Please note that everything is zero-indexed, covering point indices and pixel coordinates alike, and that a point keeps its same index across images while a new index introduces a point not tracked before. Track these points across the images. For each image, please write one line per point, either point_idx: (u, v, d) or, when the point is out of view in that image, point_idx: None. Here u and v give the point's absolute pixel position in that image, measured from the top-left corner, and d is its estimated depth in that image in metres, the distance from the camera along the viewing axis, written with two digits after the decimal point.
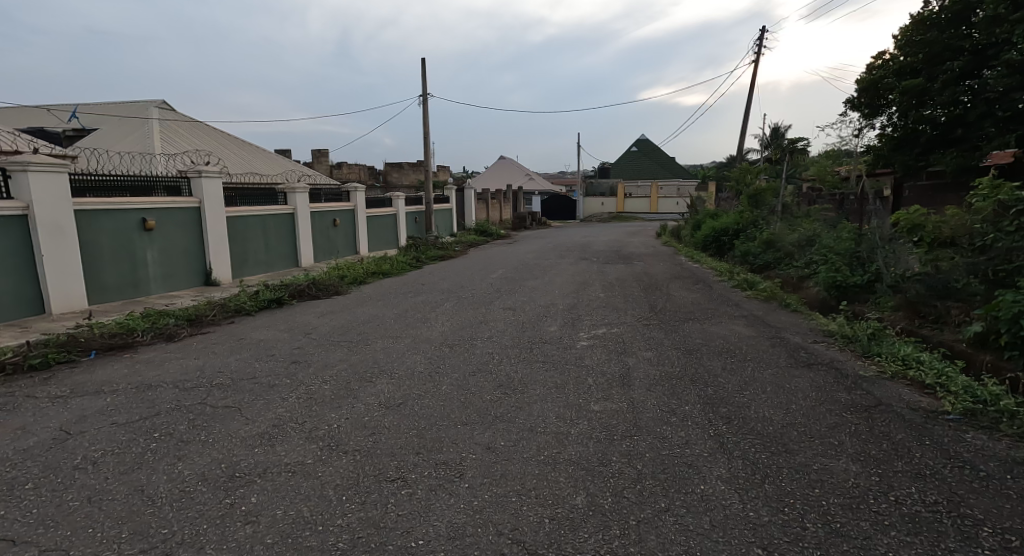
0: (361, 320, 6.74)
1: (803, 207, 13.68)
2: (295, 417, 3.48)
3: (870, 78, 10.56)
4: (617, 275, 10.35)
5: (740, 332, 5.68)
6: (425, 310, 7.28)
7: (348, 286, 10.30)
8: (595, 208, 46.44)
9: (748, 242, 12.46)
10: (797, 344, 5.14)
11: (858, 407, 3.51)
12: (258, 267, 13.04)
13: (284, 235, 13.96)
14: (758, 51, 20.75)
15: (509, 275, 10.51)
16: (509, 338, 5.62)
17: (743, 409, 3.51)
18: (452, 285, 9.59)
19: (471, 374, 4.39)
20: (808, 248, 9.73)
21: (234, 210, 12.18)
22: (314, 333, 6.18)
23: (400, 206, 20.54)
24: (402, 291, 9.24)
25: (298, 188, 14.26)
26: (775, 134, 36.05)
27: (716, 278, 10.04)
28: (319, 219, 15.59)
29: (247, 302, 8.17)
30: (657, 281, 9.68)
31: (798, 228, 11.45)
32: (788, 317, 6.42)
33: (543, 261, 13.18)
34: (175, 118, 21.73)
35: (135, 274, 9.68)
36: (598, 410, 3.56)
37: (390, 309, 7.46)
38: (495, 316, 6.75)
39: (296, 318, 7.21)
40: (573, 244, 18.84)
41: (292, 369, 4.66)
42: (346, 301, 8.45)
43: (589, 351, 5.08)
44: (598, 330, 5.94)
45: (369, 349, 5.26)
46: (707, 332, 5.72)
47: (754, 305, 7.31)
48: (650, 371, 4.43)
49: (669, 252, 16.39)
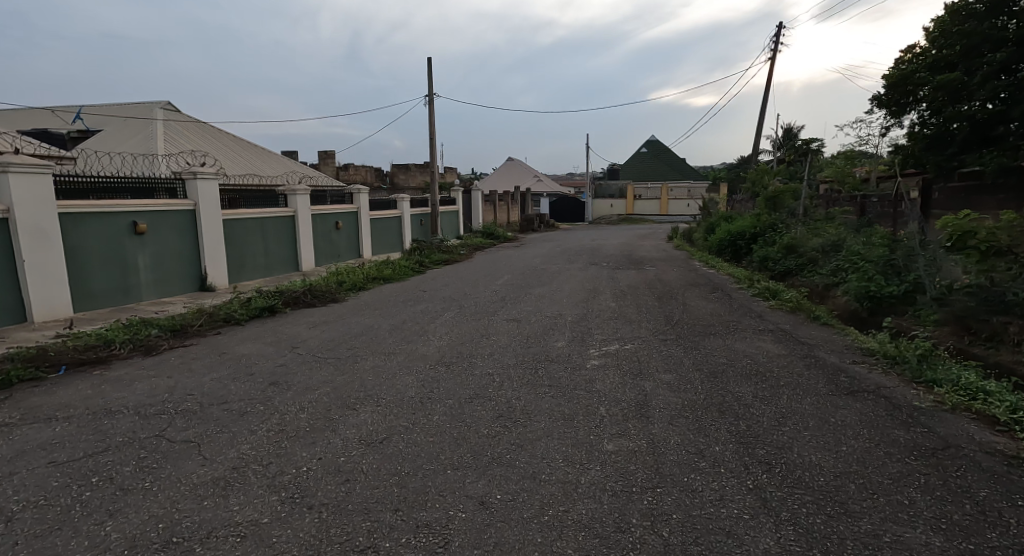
0: (354, 333, 6.26)
1: (823, 210, 13.05)
2: (260, 457, 2.99)
3: (898, 73, 10.04)
4: (629, 282, 9.81)
5: (769, 350, 5.12)
6: (423, 321, 6.79)
7: (346, 292, 9.85)
8: (604, 210, 45.84)
9: (766, 247, 11.85)
10: (835, 366, 4.57)
11: (923, 452, 2.96)
12: (257, 272, 12.63)
13: (284, 238, 13.57)
14: (774, 50, 20.13)
15: (515, 282, 10.01)
16: (512, 355, 5.11)
17: (784, 452, 2.98)
18: (455, 292, 9.10)
19: (467, 401, 3.88)
20: (833, 254, 9.11)
21: (231, 212, 11.78)
22: (302, 347, 5.71)
23: (405, 208, 20.11)
24: (402, 299, 8.77)
25: (299, 189, 13.89)
26: (788, 135, 35.30)
27: (735, 286, 9.46)
28: (321, 222, 15.20)
29: (237, 310, 7.73)
30: (673, 289, 9.10)
31: (821, 232, 10.84)
32: (820, 333, 5.84)
33: (551, 265, 12.67)
34: (180, 119, 21.53)
35: (126, 280, 9.29)
36: (613, 452, 3.04)
37: (387, 320, 6.97)
38: (499, 328, 6.25)
39: (286, 329, 6.75)
40: (582, 248, 18.33)
41: (269, 392, 4.17)
42: (341, 310, 7.98)
43: (600, 372, 4.56)
44: (610, 346, 5.41)
45: (358, 368, 4.78)
46: (732, 349, 5.17)
47: (780, 318, 6.74)
48: (670, 398, 3.90)
49: (682, 256, 15.81)
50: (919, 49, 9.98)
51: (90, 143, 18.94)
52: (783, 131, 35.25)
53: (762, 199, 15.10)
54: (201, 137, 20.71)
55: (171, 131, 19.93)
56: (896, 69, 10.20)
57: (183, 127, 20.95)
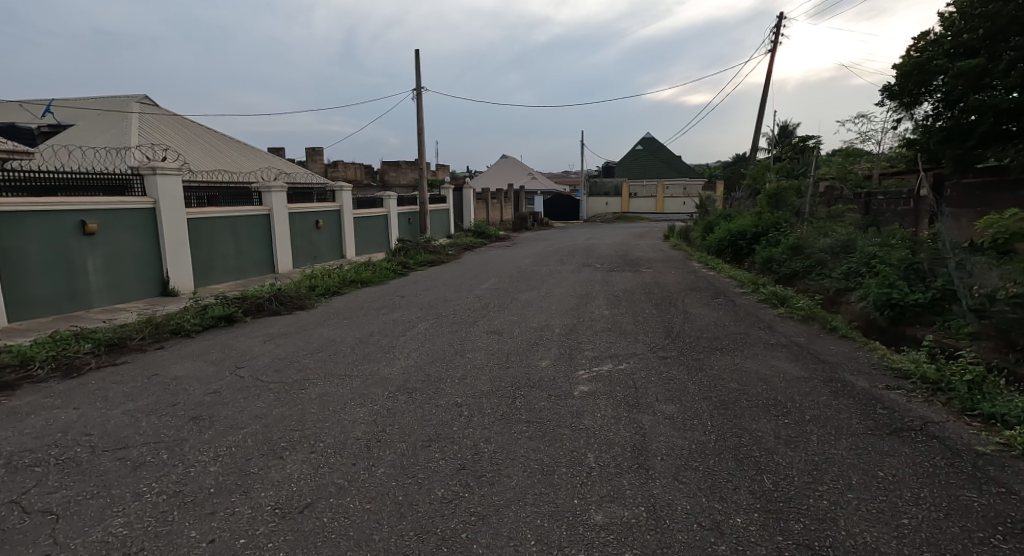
0: (314, 348, 5.52)
1: (828, 208, 12.38)
2: (130, 541, 2.23)
3: (913, 61, 9.34)
4: (624, 286, 9.09)
5: (788, 371, 4.40)
6: (394, 334, 6.04)
7: (318, 297, 9.09)
8: (599, 208, 45.12)
9: (770, 248, 11.17)
10: (868, 394, 3.86)
11: (1012, 527, 2.23)
12: (227, 275, 11.83)
13: (258, 238, 12.78)
14: (775, 40, 19.41)
15: (501, 286, 9.28)
16: (488, 379, 4.37)
17: (828, 529, 2.26)
18: (435, 298, 8.35)
19: (425, 445, 3.14)
20: (845, 257, 8.40)
21: (198, 211, 10.97)
22: (248, 365, 4.95)
23: (392, 206, 19.35)
24: (377, 306, 8.02)
25: (274, 186, 13.08)
26: (785, 132, 34.62)
27: (739, 290, 8.75)
28: (300, 221, 14.41)
29: (189, 320, 6.96)
30: (673, 295, 8.36)
31: (828, 232, 10.17)
32: (841, 348, 5.12)
33: (542, 267, 11.95)
34: (157, 113, 20.68)
35: (73, 285, 8.52)
36: (603, 527, 2.31)
37: (355, 331, 6.23)
38: (477, 343, 5.51)
39: (239, 343, 5.98)
40: (575, 247, 17.67)
41: (183, 432, 3.40)
42: (307, 320, 7.21)
43: (589, 403, 3.83)
44: (602, 366, 4.68)
45: (303, 396, 4.02)
46: (743, 371, 4.45)
47: (793, 328, 6.01)
48: (673, 440, 3.17)
49: (680, 257, 15.11)
50: (934, 35, 9.30)
51: (60, 137, 18.10)
52: (780, 128, 34.56)
53: (764, 196, 14.42)
54: (179, 132, 19.91)
55: (146, 125, 19.11)
56: (909, 57, 9.51)
57: (161, 121, 20.17)
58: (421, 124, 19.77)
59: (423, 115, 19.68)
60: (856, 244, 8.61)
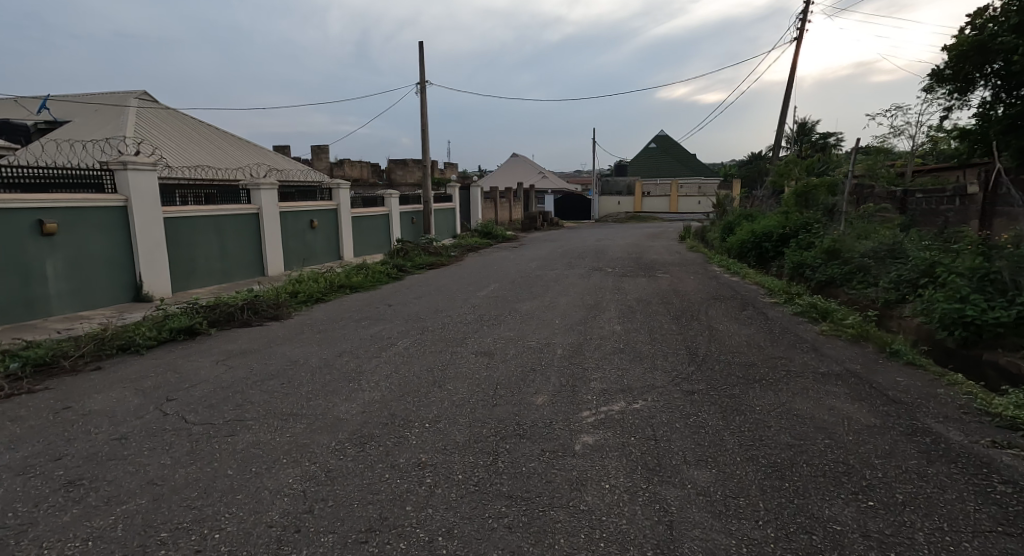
0: (267, 374, 4.60)
1: (861, 207, 11.32)
2: None
3: (971, 39, 8.29)
4: (638, 295, 8.11)
5: (852, 417, 3.42)
6: (365, 354, 5.13)
7: (299, 305, 8.27)
8: (611, 207, 43.90)
9: (801, 251, 10.12)
10: (969, 454, 2.89)
11: None
12: (210, 278, 11.05)
13: (245, 238, 11.95)
14: (800, 29, 18.26)
15: (501, 294, 8.35)
16: (467, 424, 3.42)
17: None
18: (425, 308, 7.43)
19: (364, 542, 2.21)
20: (894, 264, 7.34)
21: (178, 209, 10.18)
22: (179, 397, 4.03)
23: (394, 205, 18.53)
24: (358, 317, 7.13)
25: (263, 183, 12.24)
26: (804, 129, 33.23)
27: (769, 301, 7.71)
28: (292, 220, 13.59)
29: (142, 334, 6.09)
30: (695, 306, 7.33)
31: (868, 235, 9.12)
32: (912, 382, 4.11)
33: (548, 272, 11.01)
34: (155, 109, 20.07)
35: (29, 291, 7.75)
36: None
37: (325, 351, 5.32)
38: (463, 369, 4.58)
39: (187, 364, 5.08)
40: (585, 249, 16.76)
41: (42, 506, 2.48)
42: (276, 334, 6.32)
43: (596, 465, 2.88)
44: (613, 406, 3.73)
45: (227, 448, 3.10)
46: (795, 416, 3.47)
47: (844, 352, 5.00)
48: (713, 538, 2.22)
49: (697, 260, 14.06)
50: (994, 10, 8.25)
51: (55, 133, 17.48)
52: (800, 125, 33.23)
53: (790, 195, 13.31)
54: (177, 127, 19.23)
55: (142, 120, 18.45)
56: (963, 37, 8.48)
57: (158, 117, 19.55)
58: (425, 120, 18.93)
59: (427, 111, 18.83)
60: (906, 250, 7.55)
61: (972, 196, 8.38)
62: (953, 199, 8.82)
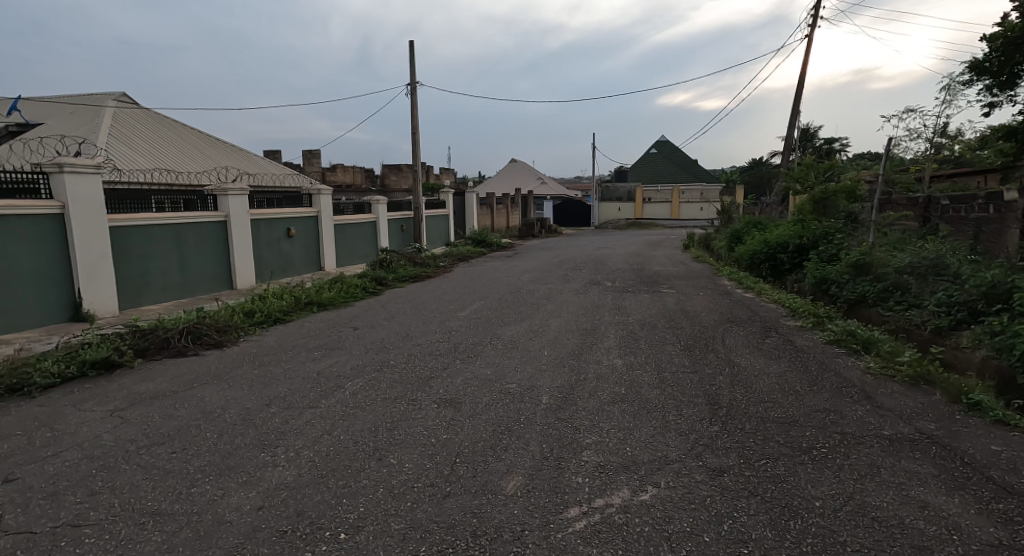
0: (162, 435, 3.50)
1: (885, 215, 10.30)
2: None
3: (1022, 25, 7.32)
4: (642, 317, 7.06)
5: (962, 527, 2.35)
6: (298, 403, 4.04)
7: (252, 327, 7.20)
8: (612, 214, 42.84)
9: (823, 264, 9.08)
10: None
11: None
12: (169, 292, 9.99)
13: (210, 249, 10.89)
14: (810, 27, 17.31)
15: (486, 315, 7.26)
16: (399, 537, 2.34)
17: None
18: (395, 334, 6.35)
19: None
20: (939, 284, 6.32)
21: (129, 217, 9.12)
22: (22, 477, 2.94)
23: (381, 212, 17.50)
24: (314, 345, 6.05)
25: (231, 189, 11.21)
26: (807, 134, 32.27)
27: (794, 326, 6.64)
28: (267, 228, 12.54)
29: (41, 370, 4.99)
30: (709, 332, 6.26)
31: (901, 247, 8.12)
32: (1016, 455, 3.06)
33: (541, 286, 9.96)
34: (134, 110, 19.05)
35: None
36: None
37: (253, 396, 4.23)
38: (418, 429, 3.51)
39: (72, 416, 3.97)
40: (584, 258, 15.67)
41: None
42: (208, 369, 5.24)
43: None
44: (612, 500, 2.66)
45: None
46: (876, 523, 2.40)
47: (907, 404, 3.93)
48: None
49: (704, 272, 13.00)
50: None
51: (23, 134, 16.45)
52: (804, 132, 32.27)
53: (807, 201, 11.99)
54: (157, 129, 18.22)
55: (117, 121, 17.39)
56: (1010, 23, 7.52)
57: (137, 118, 18.54)
58: (415, 123, 17.94)
59: (417, 113, 17.85)
60: (952, 266, 6.52)
61: (1010, 203, 7.39)
62: (988, 207, 7.85)
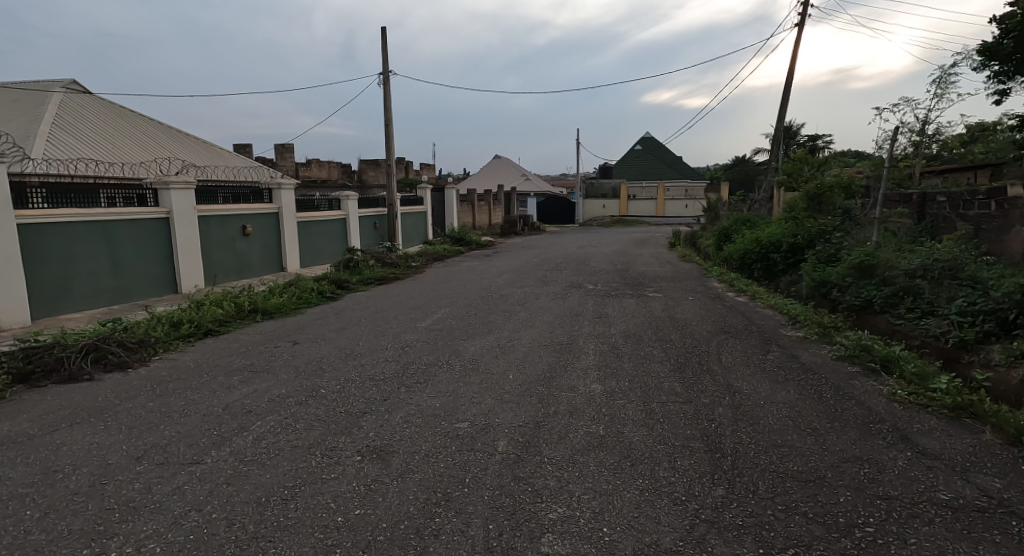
0: None
1: (884, 212, 9.58)
2: None
3: None
4: (626, 327, 6.20)
5: None
6: (175, 456, 3.07)
7: (176, 341, 6.19)
8: (596, 212, 42.08)
9: (822, 265, 8.34)
10: None
11: None
12: (98, 298, 8.91)
13: (149, 248, 9.79)
14: (801, 18, 16.57)
15: (449, 326, 6.34)
16: None
17: None
18: (338, 351, 5.40)
19: None
20: (958, 290, 5.59)
21: (46, 213, 8.03)
22: None
23: (352, 209, 16.45)
24: (239, 366, 5.07)
25: (174, 182, 10.13)
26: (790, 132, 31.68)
27: (796, 337, 5.86)
28: (219, 225, 11.45)
29: None
30: (702, 346, 5.44)
31: (906, 247, 7.41)
32: None
33: (517, 290, 9.08)
34: (85, 99, 17.68)
35: None
36: None
37: (124, 445, 3.25)
38: (323, 501, 2.59)
39: None
40: (566, 257, 14.84)
41: None
42: (95, 400, 4.22)
43: None
44: None
45: None
46: None
47: (957, 449, 3.12)
48: None
49: (691, 273, 12.22)
50: None
51: None
52: (789, 129, 31.75)
53: (800, 197, 11.25)
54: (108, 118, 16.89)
55: (62, 109, 16.03)
56: None
57: (87, 107, 17.19)
58: (388, 114, 16.92)
59: (389, 104, 16.82)
60: (971, 270, 5.80)
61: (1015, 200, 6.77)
62: (989, 204, 7.25)
